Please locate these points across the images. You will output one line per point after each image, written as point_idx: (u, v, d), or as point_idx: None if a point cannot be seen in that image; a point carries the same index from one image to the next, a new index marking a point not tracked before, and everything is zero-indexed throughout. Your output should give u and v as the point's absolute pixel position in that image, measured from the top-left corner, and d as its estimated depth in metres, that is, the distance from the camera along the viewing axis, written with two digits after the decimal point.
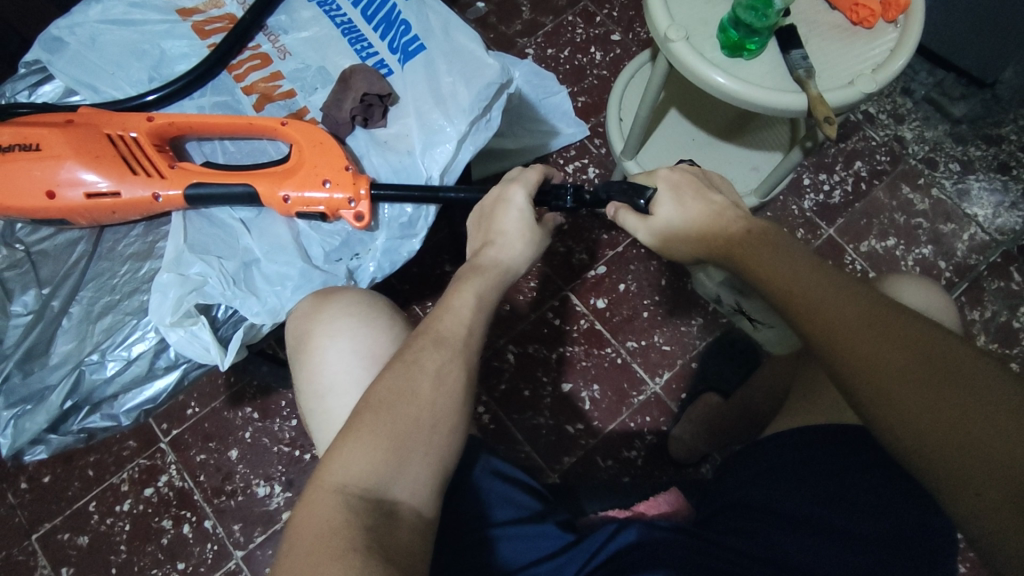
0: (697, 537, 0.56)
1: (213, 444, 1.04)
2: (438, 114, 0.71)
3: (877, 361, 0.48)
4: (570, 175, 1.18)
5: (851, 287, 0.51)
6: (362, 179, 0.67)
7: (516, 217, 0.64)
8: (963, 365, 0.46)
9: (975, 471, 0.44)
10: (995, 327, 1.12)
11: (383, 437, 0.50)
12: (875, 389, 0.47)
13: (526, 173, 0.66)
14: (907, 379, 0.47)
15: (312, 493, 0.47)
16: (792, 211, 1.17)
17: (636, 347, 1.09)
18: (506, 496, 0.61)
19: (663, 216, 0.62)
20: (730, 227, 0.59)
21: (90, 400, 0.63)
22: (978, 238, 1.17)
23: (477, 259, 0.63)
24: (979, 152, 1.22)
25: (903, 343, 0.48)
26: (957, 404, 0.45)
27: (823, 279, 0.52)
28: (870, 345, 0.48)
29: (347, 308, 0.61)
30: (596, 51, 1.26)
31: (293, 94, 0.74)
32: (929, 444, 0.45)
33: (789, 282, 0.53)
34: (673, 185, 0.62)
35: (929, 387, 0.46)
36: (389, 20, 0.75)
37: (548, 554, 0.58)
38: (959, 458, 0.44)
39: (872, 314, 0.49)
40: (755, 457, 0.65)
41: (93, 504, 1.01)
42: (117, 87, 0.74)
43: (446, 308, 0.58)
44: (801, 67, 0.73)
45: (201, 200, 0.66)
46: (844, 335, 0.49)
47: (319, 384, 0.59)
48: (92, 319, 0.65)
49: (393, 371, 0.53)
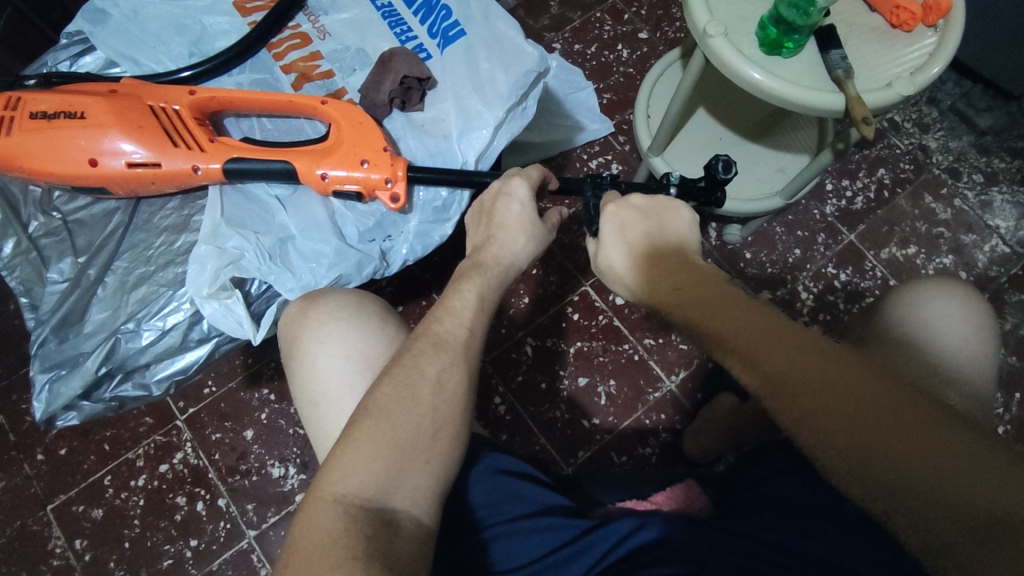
0: (741, 536, 0.54)
1: (229, 424, 1.04)
2: (476, 99, 0.71)
3: (811, 408, 0.43)
4: (593, 170, 1.18)
5: (774, 324, 0.47)
6: (400, 161, 0.67)
7: (517, 212, 0.63)
8: (897, 402, 0.42)
9: (926, 516, 0.40)
10: (1014, 339, 1.11)
11: (382, 445, 0.48)
12: (813, 437, 0.43)
13: (529, 170, 0.65)
14: (842, 425, 0.42)
15: (310, 503, 0.46)
16: (814, 215, 1.17)
17: (654, 344, 1.09)
18: (516, 492, 0.61)
19: (610, 256, 0.61)
20: (677, 263, 0.57)
21: (123, 367, 0.64)
22: (1000, 250, 1.16)
23: (478, 255, 0.61)
24: (1003, 163, 1.21)
25: (835, 386, 0.43)
26: (916, 444, 0.41)
27: (746, 317, 0.48)
28: (799, 390, 0.43)
29: (335, 312, 0.61)
30: (623, 48, 1.26)
31: (331, 74, 0.75)
32: (878, 488, 0.41)
33: (728, 327, 0.48)
34: (618, 225, 0.61)
35: (868, 430, 0.42)
36: (430, 4, 0.75)
37: (554, 546, 0.57)
38: (925, 502, 0.40)
39: (799, 355, 0.45)
40: (766, 462, 0.64)
41: (109, 478, 1.01)
42: (157, 61, 0.75)
43: (446, 310, 0.57)
44: (841, 67, 0.73)
45: (240, 174, 0.66)
46: (792, 385, 0.44)
47: (314, 391, 0.58)
48: (127, 289, 0.66)
49: (392, 379, 0.51)
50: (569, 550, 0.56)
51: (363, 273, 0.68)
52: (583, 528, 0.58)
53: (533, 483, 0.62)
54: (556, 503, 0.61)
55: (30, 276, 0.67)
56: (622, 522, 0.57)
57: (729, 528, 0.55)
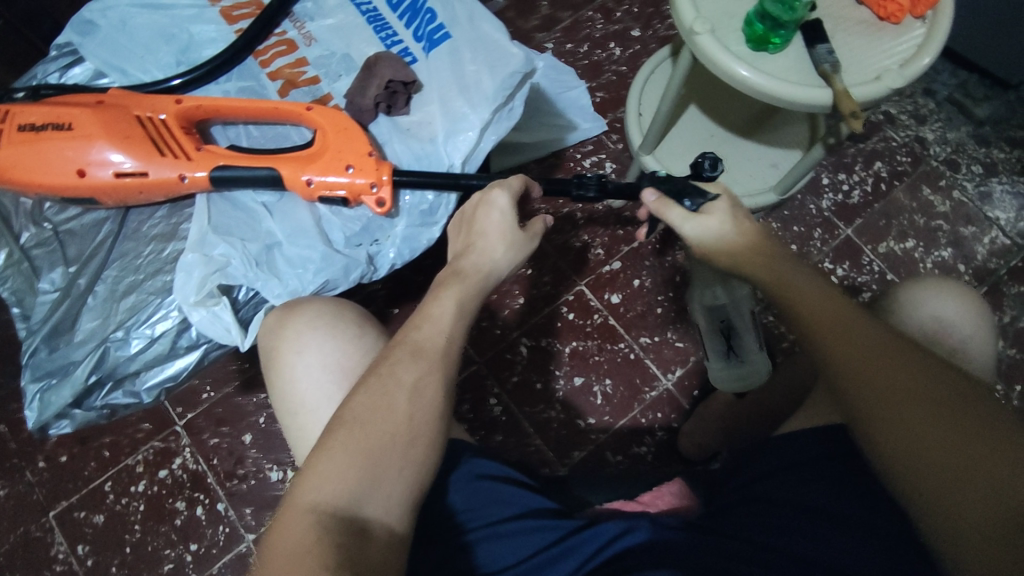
0: (729, 536, 0.55)
1: (226, 429, 1.05)
2: (462, 102, 0.71)
3: (886, 385, 0.51)
4: (587, 169, 1.18)
5: (861, 315, 0.55)
6: (385, 166, 0.67)
7: (497, 220, 0.63)
8: (963, 398, 0.49)
9: (958, 492, 0.46)
10: (1014, 331, 1.10)
11: (355, 453, 0.49)
12: (867, 405, 0.51)
13: (511, 180, 0.65)
14: (912, 402, 0.49)
15: (283, 513, 0.47)
16: (810, 210, 1.17)
17: (650, 343, 1.09)
18: (496, 496, 0.60)
19: (712, 219, 0.61)
20: (761, 245, 0.60)
21: (113, 376, 0.65)
22: (999, 242, 1.15)
23: (459, 263, 0.62)
24: (1002, 154, 1.20)
25: (922, 375, 0.50)
26: (961, 438, 0.47)
27: (835, 304, 0.55)
28: (887, 374, 0.51)
29: (312, 321, 0.61)
30: (615, 46, 1.26)
31: (317, 80, 0.75)
32: (913, 460, 0.48)
33: (840, 341, 0.53)
34: (731, 202, 0.63)
35: (931, 411, 0.49)
36: (415, 8, 0.75)
37: (538, 547, 0.57)
38: (961, 493, 0.46)
39: (885, 341, 0.52)
40: (756, 459, 0.62)
41: (109, 484, 1.02)
42: (145, 70, 0.75)
43: (424, 317, 0.58)
44: (827, 62, 0.72)
45: (227, 182, 0.66)
46: (880, 392, 0.51)
47: (292, 401, 0.59)
48: (116, 298, 0.66)
49: (367, 388, 0.53)
50: (554, 551, 0.56)
51: (350, 277, 0.68)
52: (567, 530, 0.58)
53: (515, 486, 0.62)
54: (539, 506, 0.61)
55: (22, 286, 0.68)
56: (608, 525, 0.57)
57: (726, 531, 0.56)
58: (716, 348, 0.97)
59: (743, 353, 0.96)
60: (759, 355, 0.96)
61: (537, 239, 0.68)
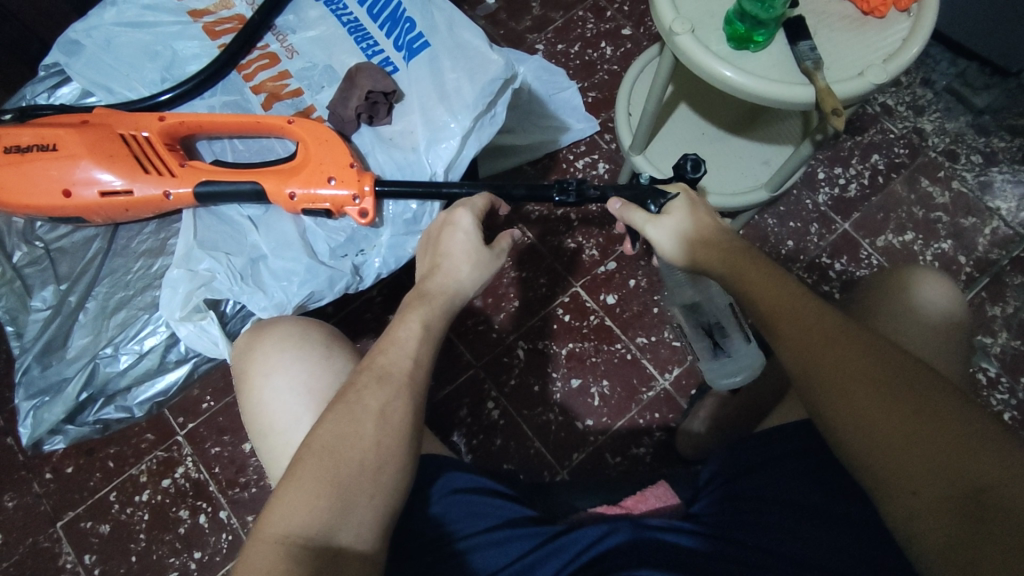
0: (722, 538, 0.53)
1: (228, 437, 1.06)
2: (443, 110, 0.71)
3: (843, 368, 0.50)
4: (580, 170, 1.18)
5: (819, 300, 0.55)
6: (367, 176, 0.68)
7: (461, 240, 0.64)
8: (919, 379, 0.49)
9: (913, 473, 0.46)
10: (1017, 323, 1.08)
11: (324, 483, 0.49)
12: (825, 389, 0.50)
13: (474, 199, 0.67)
14: (868, 383, 0.49)
15: (251, 547, 0.47)
16: (807, 205, 1.15)
17: (646, 343, 1.09)
18: (474, 509, 0.59)
19: (674, 219, 0.62)
20: (717, 237, 0.61)
21: (104, 392, 0.67)
22: (1001, 232, 1.13)
23: (425, 285, 0.63)
24: (1003, 143, 1.18)
25: (878, 357, 0.50)
26: (914, 420, 0.47)
27: (793, 292, 0.55)
28: (843, 356, 0.51)
29: (280, 344, 0.62)
30: (607, 46, 1.25)
31: (300, 93, 0.76)
32: (871, 442, 0.48)
33: (795, 329, 0.53)
34: (690, 199, 0.63)
35: (887, 393, 0.49)
36: (395, 17, 0.76)
37: (522, 553, 0.56)
38: (918, 475, 0.46)
39: (841, 325, 0.52)
40: (741, 452, 0.61)
41: (114, 494, 1.04)
42: (132, 88, 0.77)
43: (390, 341, 0.58)
44: (810, 59, 0.72)
45: (211, 197, 0.67)
46: (836, 380, 0.50)
47: (262, 423, 0.60)
48: (107, 314, 0.68)
49: (335, 414, 0.53)
50: (536, 556, 0.56)
51: (336, 288, 0.69)
52: (549, 534, 0.57)
53: (495, 496, 0.61)
54: (522, 515, 0.60)
55: (15, 305, 0.69)
56: (592, 527, 0.57)
57: (726, 536, 0.54)
58: (704, 347, 0.91)
59: (731, 345, 0.89)
60: (749, 343, 0.89)
61: (505, 256, 0.68)
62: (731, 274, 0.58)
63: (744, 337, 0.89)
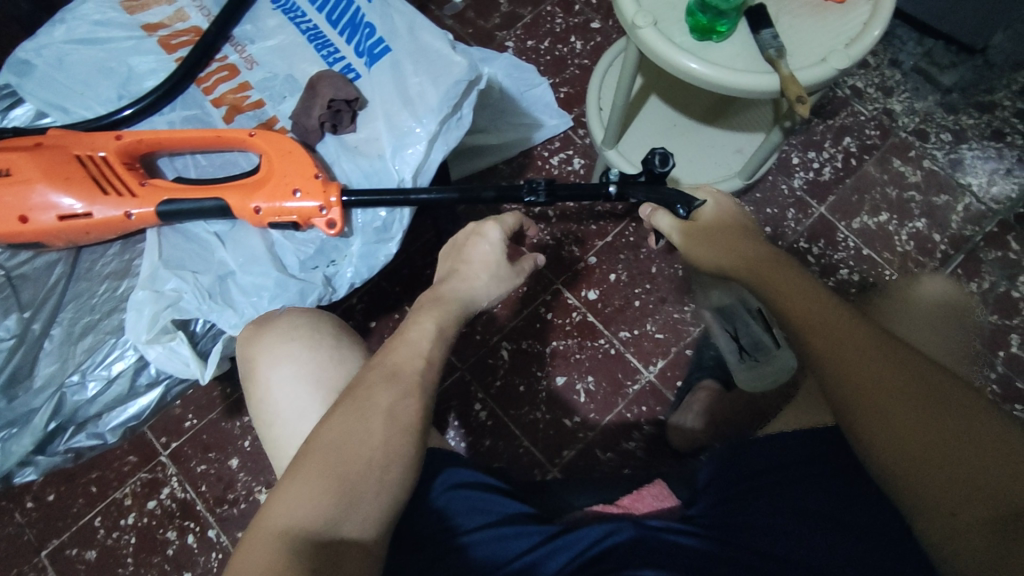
0: (719, 542, 0.52)
1: (213, 455, 1.05)
2: (407, 115, 0.71)
3: (876, 379, 0.48)
4: (556, 167, 1.17)
5: (851, 310, 0.53)
6: (332, 186, 0.67)
7: (484, 251, 0.68)
8: (953, 393, 0.47)
9: (950, 490, 0.44)
10: (994, 298, 1.08)
11: (330, 476, 0.49)
12: (859, 401, 0.48)
13: (506, 218, 0.71)
14: (901, 396, 0.47)
15: (252, 537, 0.46)
16: (782, 190, 1.14)
17: (629, 337, 1.08)
18: (476, 504, 0.59)
19: (703, 221, 0.65)
20: (744, 240, 0.61)
21: (74, 420, 0.66)
22: (973, 209, 1.12)
23: (441, 288, 0.67)
24: (971, 120, 1.17)
25: (911, 368, 0.48)
26: (950, 436, 0.45)
27: (823, 300, 0.54)
28: (875, 367, 0.49)
29: (287, 333, 0.63)
30: (576, 40, 1.24)
31: (261, 104, 0.74)
32: (906, 457, 0.46)
33: (825, 336, 0.51)
34: (718, 204, 0.66)
35: (922, 406, 0.46)
36: (355, 23, 0.75)
37: (525, 549, 0.55)
38: (955, 492, 0.44)
39: (872, 336, 0.50)
40: (733, 466, 0.59)
41: (99, 519, 1.02)
42: (87, 107, 0.75)
43: (401, 340, 0.60)
44: (773, 47, 0.72)
45: (173, 216, 0.66)
46: (869, 392, 0.48)
47: (268, 411, 0.61)
48: (73, 340, 0.67)
49: (344, 410, 0.54)
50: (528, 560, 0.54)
51: (307, 301, 0.69)
52: (550, 533, 0.57)
53: (492, 492, 0.61)
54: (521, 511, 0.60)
55: None
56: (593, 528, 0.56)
57: (727, 540, 0.52)
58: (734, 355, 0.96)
59: (759, 354, 0.94)
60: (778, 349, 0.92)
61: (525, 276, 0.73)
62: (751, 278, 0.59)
63: (768, 341, 0.93)
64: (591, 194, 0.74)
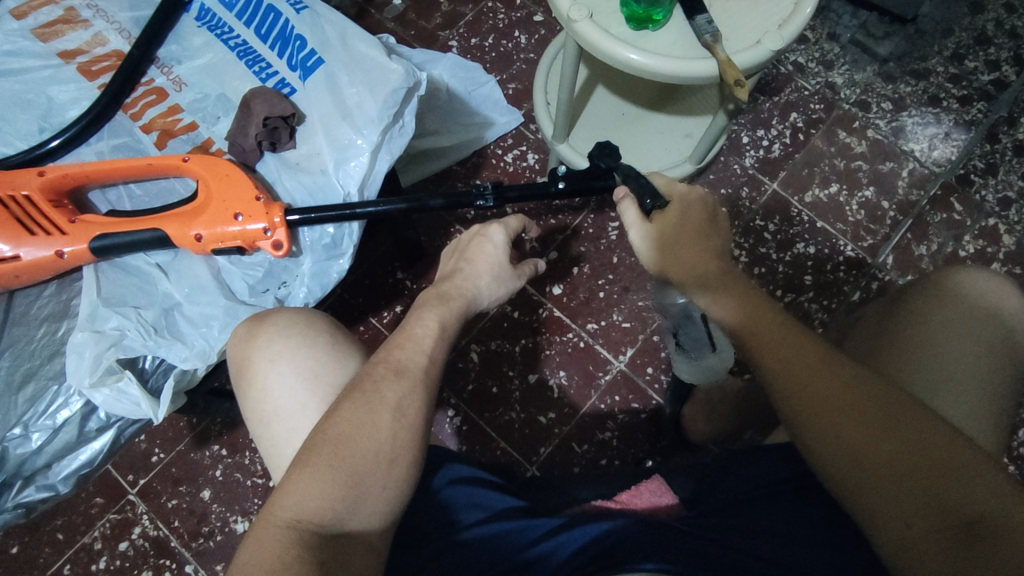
0: (704, 538, 0.52)
1: (184, 488, 1.01)
2: (347, 127, 0.69)
3: (827, 401, 0.51)
4: (510, 163, 1.15)
5: (801, 334, 0.55)
6: (276, 207, 0.65)
7: (489, 252, 0.67)
8: (900, 411, 0.50)
9: (902, 503, 0.47)
10: (943, 259, 1.10)
11: (339, 470, 0.49)
12: (813, 423, 0.51)
13: (510, 221, 0.70)
14: (851, 416, 0.50)
15: (261, 528, 0.46)
16: (735, 170, 1.15)
17: (597, 329, 1.06)
18: (475, 500, 0.59)
19: (662, 227, 0.61)
20: (698, 250, 0.60)
21: (21, 474, 0.64)
22: (918, 172, 1.14)
23: (443, 285, 0.64)
24: (909, 87, 1.19)
25: (859, 390, 0.51)
26: (901, 450, 0.48)
27: (778, 326, 0.56)
28: (825, 389, 0.52)
29: (283, 330, 0.61)
30: (521, 34, 1.22)
31: (194, 126, 0.72)
32: (861, 475, 0.49)
33: (782, 361, 0.54)
34: (685, 206, 0.62)
35: (873, 425, 0.49)
36: (285, 36, 0.72)
37: (527, 545, 0.54)
38: (908, 506, 0.47)
39: (820, 357, 0.53)
40: (721, 490, 0.61)
41: (69, 567, 0.97)
42: (7, 142, 0.72)
43: (407, 338, 0.58)
44: (708, 32, 0.72)
45: (108, 250, 0.65)
46: (823, 413, 0.51)
47: (264, 410, 0.60)
48: (14, 389, 0.65)
49: (352, 404, 0.52)
50: (539, 549, 0.54)
51: None
52: (552, 527, 0.55)
53: (487, 488, 0.60)
54: (511, 506, 0.59)
55: None
56: (595, 524, 0.54)
57: (717, 539, 0.53)
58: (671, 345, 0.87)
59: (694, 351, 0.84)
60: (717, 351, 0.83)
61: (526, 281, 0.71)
62: (706, 298, 0.60)
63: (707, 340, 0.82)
64: (539, 192, 0.74)
